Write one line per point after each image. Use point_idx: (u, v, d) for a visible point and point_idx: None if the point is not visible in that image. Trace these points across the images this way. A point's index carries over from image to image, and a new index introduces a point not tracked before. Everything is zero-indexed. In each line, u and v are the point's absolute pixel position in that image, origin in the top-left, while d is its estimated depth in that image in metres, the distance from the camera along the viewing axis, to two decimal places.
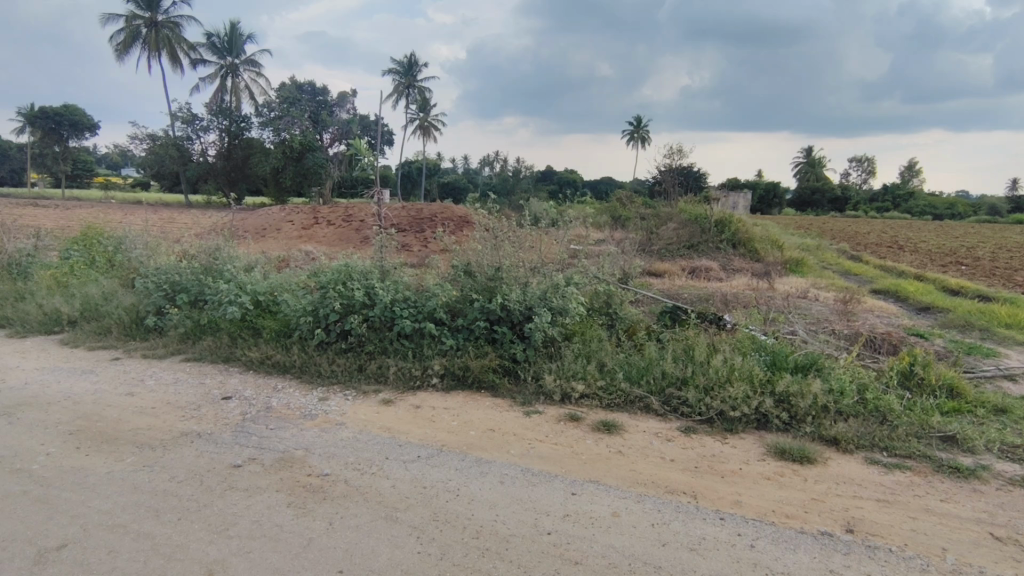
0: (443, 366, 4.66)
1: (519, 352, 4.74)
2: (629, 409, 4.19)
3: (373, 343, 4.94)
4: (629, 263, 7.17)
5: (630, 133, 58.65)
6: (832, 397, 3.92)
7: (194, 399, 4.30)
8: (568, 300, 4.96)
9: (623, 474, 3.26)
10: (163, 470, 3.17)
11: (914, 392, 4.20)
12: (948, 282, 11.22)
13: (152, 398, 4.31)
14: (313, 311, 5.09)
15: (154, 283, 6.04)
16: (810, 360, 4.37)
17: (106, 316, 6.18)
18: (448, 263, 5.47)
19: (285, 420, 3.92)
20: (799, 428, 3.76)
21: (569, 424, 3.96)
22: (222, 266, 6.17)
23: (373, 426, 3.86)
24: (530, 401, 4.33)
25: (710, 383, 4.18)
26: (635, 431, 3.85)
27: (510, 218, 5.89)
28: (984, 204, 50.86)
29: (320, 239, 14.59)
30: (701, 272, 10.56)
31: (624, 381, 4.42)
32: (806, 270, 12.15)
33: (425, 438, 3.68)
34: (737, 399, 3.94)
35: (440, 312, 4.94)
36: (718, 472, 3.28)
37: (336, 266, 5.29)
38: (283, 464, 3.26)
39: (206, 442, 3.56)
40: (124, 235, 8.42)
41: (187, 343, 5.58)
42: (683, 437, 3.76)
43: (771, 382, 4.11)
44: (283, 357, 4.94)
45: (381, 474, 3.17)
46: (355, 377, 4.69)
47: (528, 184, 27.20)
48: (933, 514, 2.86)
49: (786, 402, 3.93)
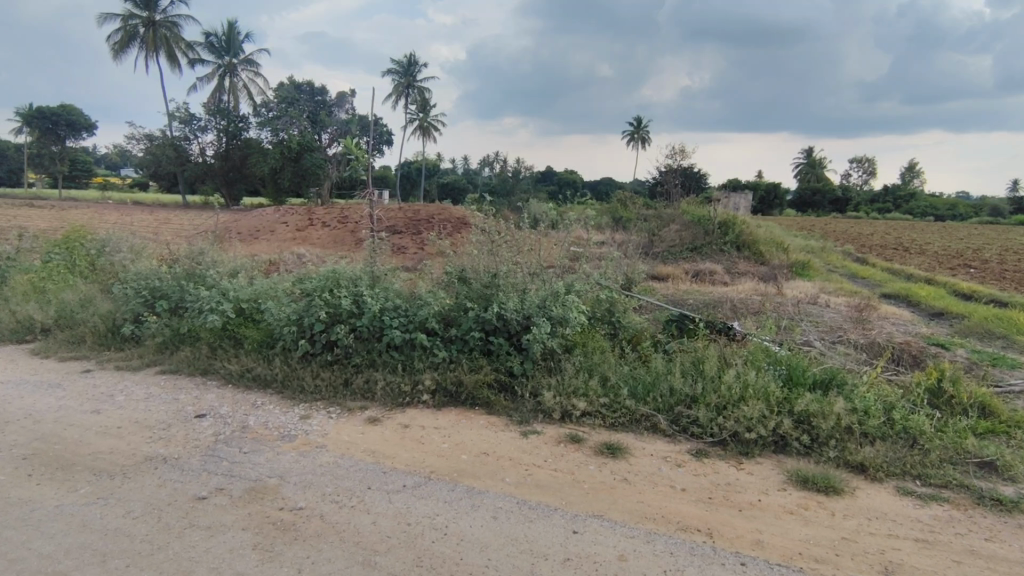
0: (434, 382, 4.35)
1: (517, 365, 4.41)
2: (635, 429, 3.88)
3: (361, 355, 4.62)
4: (632, 267, 6.88)
5: (632, 133, 58.40)
6: (857, 417, 3.60)
7: (165, 418, 3.97)
8: (568, 308, 4.62)
9: (629, 506, 2.94)
10: (118, 504, 2.86)
11: (943, 411, 3.87)
12: (960, 286, 10.91)
13: (119, 416, 3.99)
14: (298, 320, 4.77)
15: (133, 290, 5.73)
16: (829, 375, 4.05)
17: (81, 324, 5.87)
18: (443, 269, 5.16)
19: (261, 442, 3.60)
20: (822, 453, 3.44)
21: (570, 446, 3.64)
22: (204, 270, 5.86)
23: (357, 449, 3.53)
24: (527, 420, 4.01)
25: (723, 402, 3.85)
26: (641, 456, 3.53)
27: (508, 220, 5.60)
28: (986, 205, 50.61)
29: (315, 241, 14.31)
30: (704, 275, 10.27)
31: (629, 398, 4.10)
32: (813, 272, 11.90)
33: (412, 464, 3.36)
34: (752, 419, 3.63)
35: (432, 322, 4.61)
36: (734, 504, 2.96)
37: (323, 273, 4.99)
38: (253, 496, 2.94)
39: (172, 468, 3.25)
40: (107, 237, 8.10)
41: (165, 353, 5.29)
42: (694, 462, 3.45)
43: (789, 401, 3.78)
44: (265, 370, 4.62)
45: (361, 508, 2.85)
46: (341, 393, 4.38)
47: (527, 184, 26.86)
48: (980, 556, 2.54)
49: (806, 423, 3.61)
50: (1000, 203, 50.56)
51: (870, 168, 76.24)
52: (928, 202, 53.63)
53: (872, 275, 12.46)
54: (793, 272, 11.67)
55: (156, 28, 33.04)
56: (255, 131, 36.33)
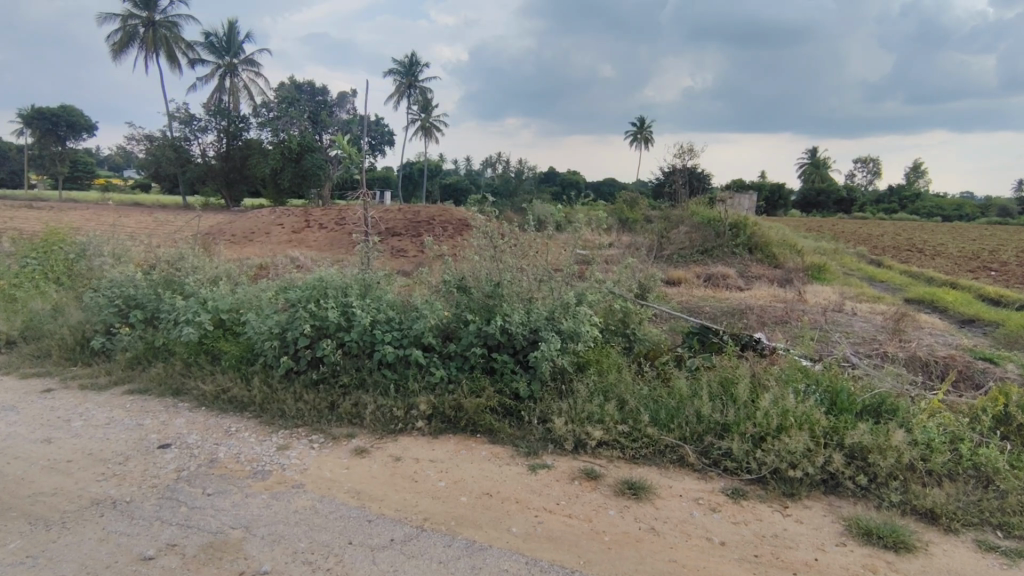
0: (430, 406, 3.86)
1: (523, 387, 3.93)
2: (660, 463, 3.39)
3: (349, 374, 4.12)
4: (646, 273, 6.39)
5: (635, 133, 57.73)
6: (920, 453, 3.10)
7: (124, 448, 3.50)
8: (580, 322, 4.15)
9: (660, 567, 2.46)
10: (47, 567, 2.37)
11: (1014, 442, 3.37)
12: (986, 291, 10.42)
13: (71, 448, 3.51)
14: (280, 334, 4.28)
15: (105, 299, 5.26)
16: (878, 400, 3.55)
17: (48, 336, 5.40)
18: (440, 276, 4.67)
19: (229, 480, 3.12)
20: (881, 496, 2.96)
21: (586, 485, 3.15)
22: (184, 278, 5.39)
23: (339, 490, 3.04)
24: (535, 452, 3.53)
25: (762, 432, 3.34)
26: (668, 497, 3.03)
27: (513, 222, 5.10)
28: (995, 205, 50.01)
29: (310, 244, 13.88)
30: (717, 280, 9.76)
31: (650, 425, 3.61)
32: (831, 275, 11.35)
33: (404, 510, 2.87)
34: (797, 454, 3.13)
35: (429, 337, 4.10)
36: (786, 565, 2.46)
37: (309, 282, 4.51)
38: (211, 554, 2.46)
39: (120, 517, 2.77)
40: (86, 241, 7.62)
41: (136, 369, 4.81)
42: (732, 506, 2.95)
43: (838, 431, 3.28)
44: (242, 392, 4.14)
45: (340, 572, 2.36)
46: (325, 418, 3.89)
47: (530, 185, 26.36)
48: None
49: (860, 459, 3.13)
50: (1009, 203, 49.94)
51: (875, 168, 75.59)
52: (935, 203, 53.00)
53: (891, 279, 11.95)
54: (809, 276, 11.15)
55: (156, 28, 32.61)
56: (256, 131, 35.99)
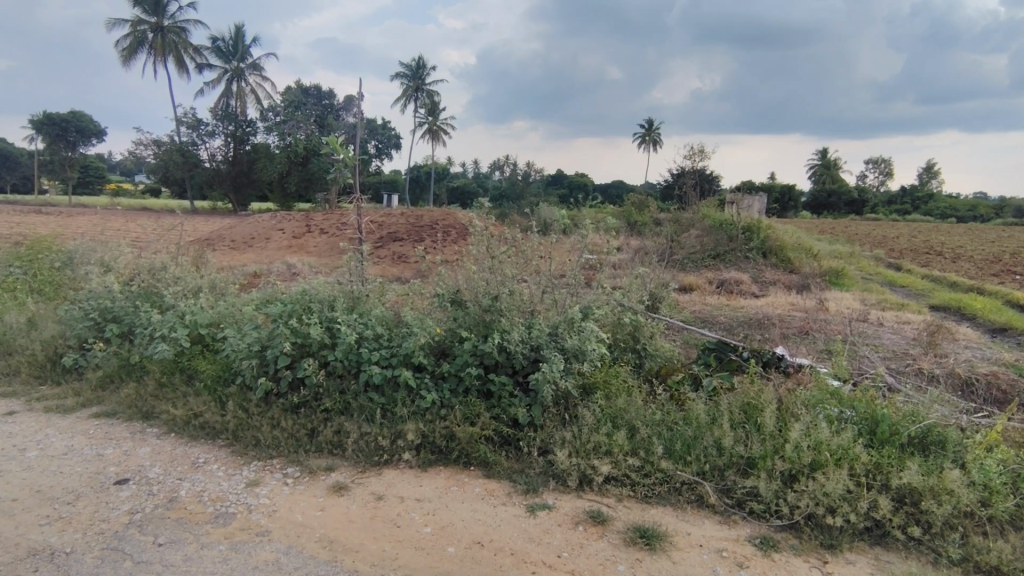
0: (419, 434, 3.48)
1: (522, 412, 3.53)
2: (677, 503, 3.00)
3: (332, 398, 3.73)
4: (658, 281, 5.98)
5: (642, 135, 57.32)
6: (978, 496, 2.69)
7: (76, 485, 3.14)
8: (586, 339, 3.74)
9: None
10: None
11: None
12: (1015, 296, 9.94)
13: (19, 484, 3.16)
14: (258, 351, 3.89)
15: (81, 311, 4.91)
16: (925, 430, 3.13)
17: (21, 351, 5.08)
18: (434, 287, 4.27)
19: (186, 526, 2.75)
20: (936, 550, 2.55)
21: (592, 531, 2.76)
22: (164, 290, 5.03)
23: (309, 538, 2.67)
24: (535, 489, 3.14)
25: (793, 469, 2.93)
26: (688, 547, 2.63)
27: (515, 228, 4.69)
28: (1011, 205, 49.23)
29: (310, 250, 13.58)
30: (731, 285, 9.35)
31: (665, 457, 3.21)
32: (849, 280, 10.91)
33: (381, 565, 2.49)
34: (836, 497, 2.72)
35: (420, 357, 3.70)
36: None
37: (291, 295, 4.12)
38: None
39: (52, 573, 2.41)
40: (73, 249, 7.33)
41: (107, 389, 4.48)
42: (761, 559, 2.54)
43: (883, 470, 2.86)
44: (215, 417, 3.77)
45: None
46: (304, 448, 3.53)
47: (538, 188, 26.03)
48: None
49: (908, 503, 2.72)
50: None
51: (887, 168, 74.62)
52: (949, 203, 52.21)
53: (913, 284, 11.48)
54: (828, 281, 10.70)
55: (164, 34, 32.60)
56: (263, 136, 35.91)
